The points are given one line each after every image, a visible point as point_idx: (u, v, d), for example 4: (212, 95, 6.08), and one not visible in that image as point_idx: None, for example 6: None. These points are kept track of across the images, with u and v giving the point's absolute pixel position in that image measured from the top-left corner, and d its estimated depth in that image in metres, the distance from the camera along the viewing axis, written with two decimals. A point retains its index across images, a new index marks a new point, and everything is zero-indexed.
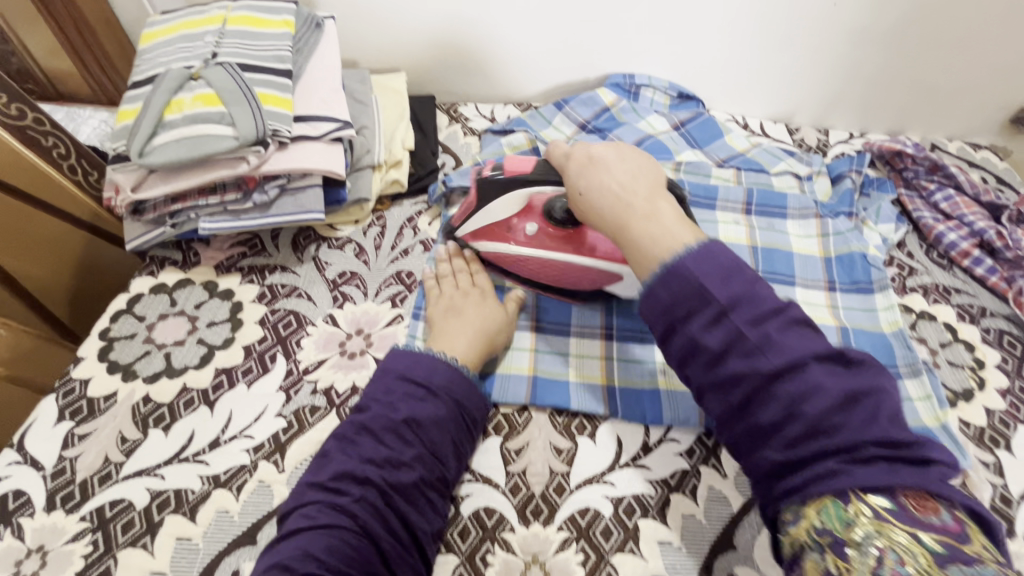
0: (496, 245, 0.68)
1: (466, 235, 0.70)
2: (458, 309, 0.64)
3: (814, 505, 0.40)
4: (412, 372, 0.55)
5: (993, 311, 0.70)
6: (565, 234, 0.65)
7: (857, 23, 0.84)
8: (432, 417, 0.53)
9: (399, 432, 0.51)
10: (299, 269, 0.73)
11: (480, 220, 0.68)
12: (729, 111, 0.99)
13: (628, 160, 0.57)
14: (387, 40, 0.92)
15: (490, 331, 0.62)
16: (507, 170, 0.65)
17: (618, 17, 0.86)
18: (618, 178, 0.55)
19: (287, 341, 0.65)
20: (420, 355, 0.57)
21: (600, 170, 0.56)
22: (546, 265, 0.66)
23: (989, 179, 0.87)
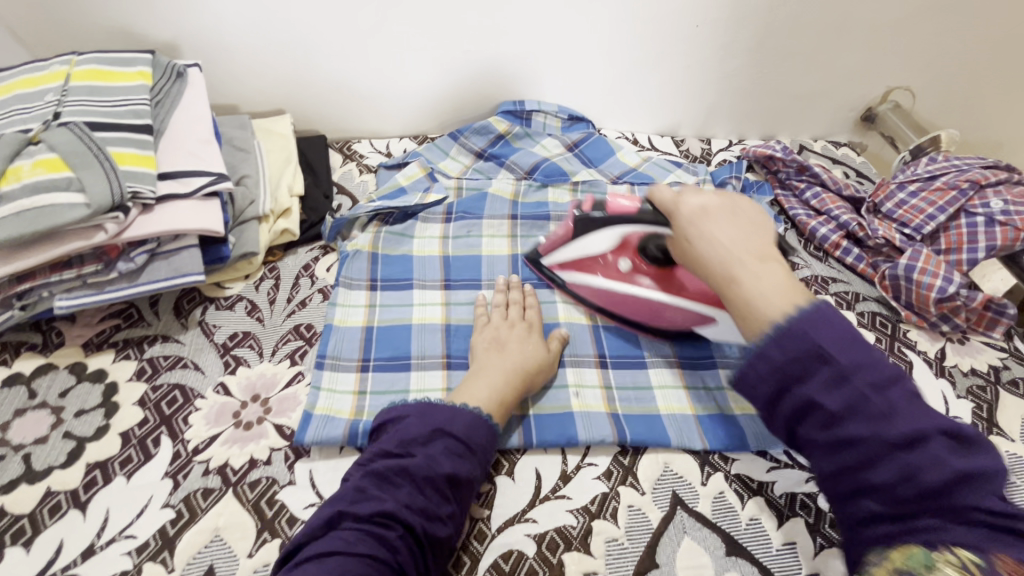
0: (582, 276, 0.72)
1: (555, 263, 0.74)
2: (517, 344, 0.64)
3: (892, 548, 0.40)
4: (450, 425, 0.54)
5: (865, 296, 0.77)
6: (660, 271, 0.67)
7: (719, 42, 0.91)
8: (468, 476, 0.52)
9: (437, 487, 0.50)
10: (183, 337, 0.67)
11: (574, 248, 0.72)
12: (619, 127, 1.03)
13: (744, 216, 0.54)
14: (267, 82, 0.88)
15: (524, 369, 0.61)
16: (608, 209, 0.71)
17: (498, 47, 0.88)
18: (727, 234, 0.52)
19: (172, 419, 0.59)
20: (456, 409, 0.55)
21: (713, 221, 0.54)
22: (626, 300, 0.69)
23: (851, 174, 0.96)
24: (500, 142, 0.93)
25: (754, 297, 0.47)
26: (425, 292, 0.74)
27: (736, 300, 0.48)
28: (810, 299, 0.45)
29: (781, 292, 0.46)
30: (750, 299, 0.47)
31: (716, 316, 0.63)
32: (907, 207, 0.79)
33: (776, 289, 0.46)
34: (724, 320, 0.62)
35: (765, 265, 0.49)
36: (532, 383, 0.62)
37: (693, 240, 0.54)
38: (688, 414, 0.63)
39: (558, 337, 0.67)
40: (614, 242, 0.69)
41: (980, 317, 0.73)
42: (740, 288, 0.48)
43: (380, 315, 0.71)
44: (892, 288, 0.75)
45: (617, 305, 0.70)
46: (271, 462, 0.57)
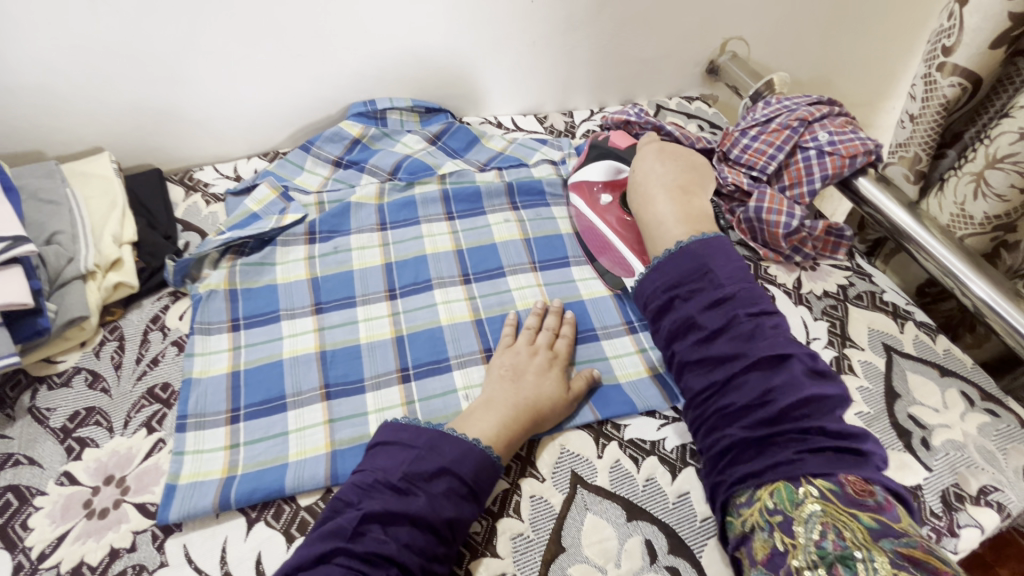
0: (580, 202, 0.81)
1: (574, 183, 0.83)
2: (535, 379, 0.61)
3: (766, 488, 0.48)
4: (460, 466, 0.52)
5: None
6: (628, 222, 0.76)
7: (558, 15, 0.91)
8: (470, 518, 0.51)
9: (438, 529, 0.48)
10: (11, 430, 0.58)
11: (583, 172, 0.82)
12: (482, 113, 1.02)
13: (670, 160, 0.73)
14: (73, 120, 0.77)
15: (535, 407, 0.58)
16: (617, 141, 0.82)
17: (334, 46, 0.83)
18: (664, 213, 0.68)
19: (8, 528, 0.52)
20: (470, 447, 0.53)
21: (647, 183, 0.72)
22: (603, 242, 0.76)
23: (705, 126, 1.01)
24: (357, 146, 0.88)
25: (660, 219, 0.68)
26: (294, 322, 0.69)
27: (657, 215, 0.68)
28: (711, 232, 0.65)
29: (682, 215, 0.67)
30: (655, 207, 0.69)
31: (637, 270, 0.72)
32: (751, 150, 0.84)
33: (696, 227, 0.66)
34: (645, 272, 0.71)
35: (678, 228, 0.66)
36: (543, 421, 0.59)
37: (654, 205, 0.69)
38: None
39: (584, 376, 0.62)
40: (612, 174, 0.79)
41: (826, 243, 0.79)
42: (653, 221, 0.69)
43: (246, 356, 0.65)
44: (748, 229, 0.80)
45: (586, 231, 0.79)
46: (137, 547, 0.51)
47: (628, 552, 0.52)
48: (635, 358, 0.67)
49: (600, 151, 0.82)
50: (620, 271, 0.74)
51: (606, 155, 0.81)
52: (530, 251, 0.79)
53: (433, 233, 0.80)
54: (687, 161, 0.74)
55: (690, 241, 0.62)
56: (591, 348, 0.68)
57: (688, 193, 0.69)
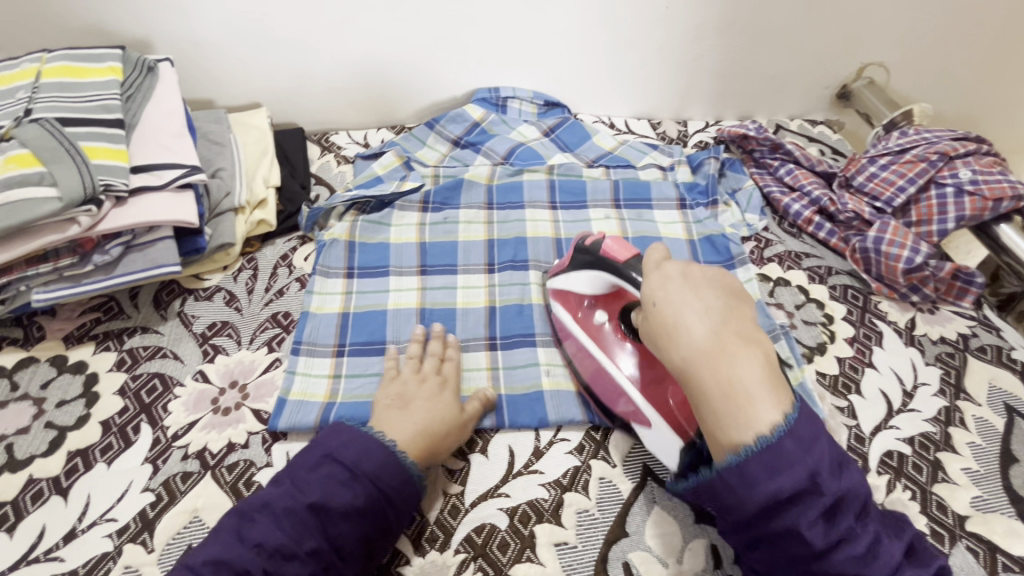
0: (564, 314, 0.66)
1: (554, 293, 0.67)
2: (418, 400, 0.58)
3: (799, 568, 0.42)
4: (340, 452, 0.51)
5: (837, 270, 0.78)
6: (634, 343, 0.60)
7: (691, 22, 0.91)
8: (345, 508, 0.48)
9: (303, 517, 0.47)
10: (163, 328, 0.68)
11: (563, 280, 0.65)
12: (597, 112, 1.04)
13: (703, 279, 0.49)
14: (244, 78, 0.89)
15: (433, 430, 0.55)
16: (612, 253, 0.58)
17: (475, 35, 0.88)
18: (698, 338, 0.45)
19: (152, 407, 0.61)
20: (355, 434, 0.52)
21: (670, 301, 0.47)
22: (602, 373, 0.60)
23: (826, 151, 0.97)
24: (476, 129, 0.93)
25: (666, 323, 0.47)
26: (400, 279, 0.75)
27: (672, 314, 0.47)
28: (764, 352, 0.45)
29: (713, 318, 0.46)
30: (682, 296, 0.47)
31: (653, 422, 0.54)
32: (878, 180, 0.79)
33: (750, 382, 0.42)
34: (664, 430, 0.53)
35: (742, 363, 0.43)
36: (444, 445, 0.56)
37: (658, 303, 0.48)
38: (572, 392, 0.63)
39: (478, 397, 0.60)
40: (600, 289, 0.62)
41: (950, 287, 0.74)
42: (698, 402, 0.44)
43: (356, 301, 0.72)
44: (863, 261, 0.76)
45: (579, 359, 0.63)
46: (249, 445, 0.58)
47: (691, 551, 0.52)
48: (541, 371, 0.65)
49: (587, 258, 0.61)
50: (625, 410, 0.58)
51: (596, 268, 0.60)
52: None
53: (536, 218, 0.84)
54: (728, 303, 0.47)
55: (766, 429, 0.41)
56: None
57: (731, 325, 0.46)
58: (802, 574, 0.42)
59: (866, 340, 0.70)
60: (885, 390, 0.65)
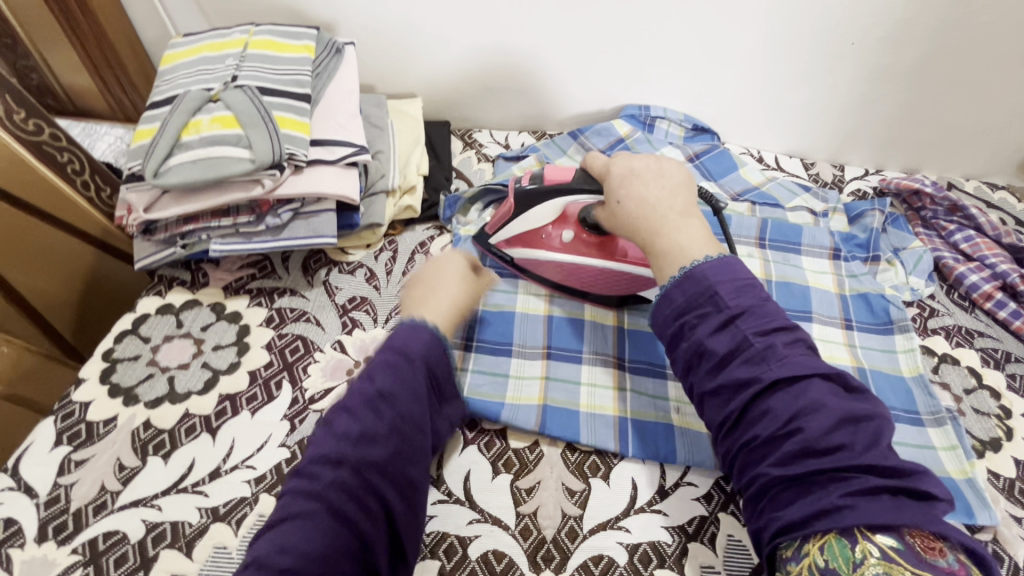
0: (530, 252, 0.70)
1: (500, 243, 0.71)
2: (445, 263, 0.63)
3: (816, 541, 0.40)
4: (401, 346, 0.51)
5: (1018, 357, 0.69)
6: (599, 240, 0.68)
7: (878, 61, 0.84)
8: (410, 393, 0.49)
9: (374, 405, 0.47)
10: (309, 293, 0.71)
11: (517, 224, 0.68)
12: (744, 144, 0.99)
13: (665, 177, 0.59)
14: (406, 69, 0.92)
15: (462, 307, 0.60)
16: (547, 178, 0.64)
17: (638, 52, 0.86)
18: (656, 194, 0.57)
19: (294, 367, 0.64)
20: (413, 326, 0.53)
21: (639, 183, 0.58)
22: (584, 271, 0.68)
23: (1009, 221, 0.86)
24: (620, 145, 0.91)
25: (634, 218, 0.57)
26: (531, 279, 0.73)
27: (649, 217, 0.56)
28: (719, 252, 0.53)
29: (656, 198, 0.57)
30: (640, 188, 0.58)
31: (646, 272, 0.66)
32: None
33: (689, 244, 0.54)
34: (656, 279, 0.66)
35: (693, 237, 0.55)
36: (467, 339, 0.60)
37: (623, 200, 0.58)
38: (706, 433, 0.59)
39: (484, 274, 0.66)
40: (555, 214, 0.67)
41: None
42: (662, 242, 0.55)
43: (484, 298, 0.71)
44: None
45: (550, 274, 0.70)
46: None
47: None
48: (610, 394, 0.62)
49: (537, 195, 0.64)
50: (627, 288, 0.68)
51: (537, 200, 0.65)
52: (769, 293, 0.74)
53: None
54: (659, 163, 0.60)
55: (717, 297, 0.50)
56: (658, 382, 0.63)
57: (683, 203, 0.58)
58: (810, 518, 0.40)
59: None
60: None
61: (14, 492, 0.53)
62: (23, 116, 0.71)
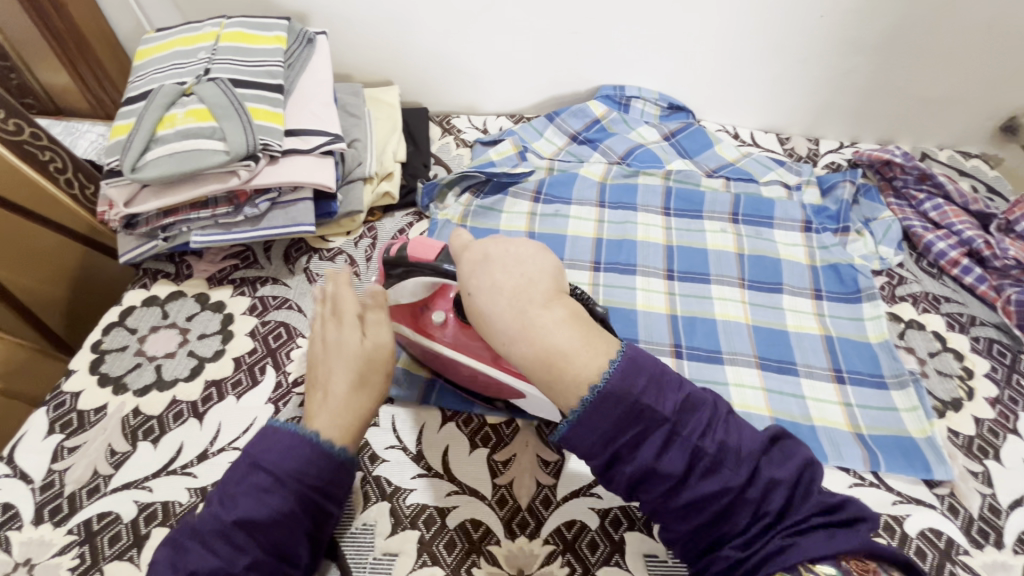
0: (411, 332, 0.60)
1: (387, 308, 0.61)
2: (336, 373, 0.51)
3: None
4: (265, 460, 0.45)
5: (982, 320, 0.70)
6: (474, 326, 0.56)
7: (846, 33, 0.84)
8: (271, 516, 0.44)
9: (228, 533, 0.43)
10: (290, 281, 0.73)
11: (391, 294, 0.59)
12: (720, 121, 1.00)
13: (525, 262, 0.48)
14: (381, 55, 0.93)
15: (371, 403, 0.51)
16: (411, 255, 0.54)
17: (608, 32, 0.87)
18: (509, 279, 0.47)
19: (277, 352, 0.66)
20: (281, 436, 0.46)
21: (493, 268, 0.48)
22: (468, 371, 0.58)
23: (980, 188, 0.87)
24: (596, 126, 0.92)
25: (492, 313, 0.47)
26: (515, 201, 0.83)
27: (505, 314, 0.46)
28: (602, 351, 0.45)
29: (512, 288, 0.47)
30: (493, 277, 0.48)
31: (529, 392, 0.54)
32: None
33: (563, 347, 0.44)
34: (532, 396, 0.54)
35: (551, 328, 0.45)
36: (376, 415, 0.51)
37: (474, 291, 0.48)
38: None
39: (417, 345, 0.54)
40: (427, 291, 0.57)
41: None
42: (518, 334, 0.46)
43: (473, 215, 0.81)
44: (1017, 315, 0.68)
45: (433, 358, 0.60)
46: None
47: None
48: None
49: (402, 268, 0.55)
50: (510, 394, 0.57)
51: (402, 271, 0.55)
52: (741, 268, 0.76)
53: (648, 223, 0.81)
54: (533, 256, 0.49)
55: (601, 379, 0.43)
56: None
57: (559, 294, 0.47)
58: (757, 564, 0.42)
59: (1011, 404, 0.63)
60: None
61: (10, 478, 0.55)
62: (3, 117, 0.72)
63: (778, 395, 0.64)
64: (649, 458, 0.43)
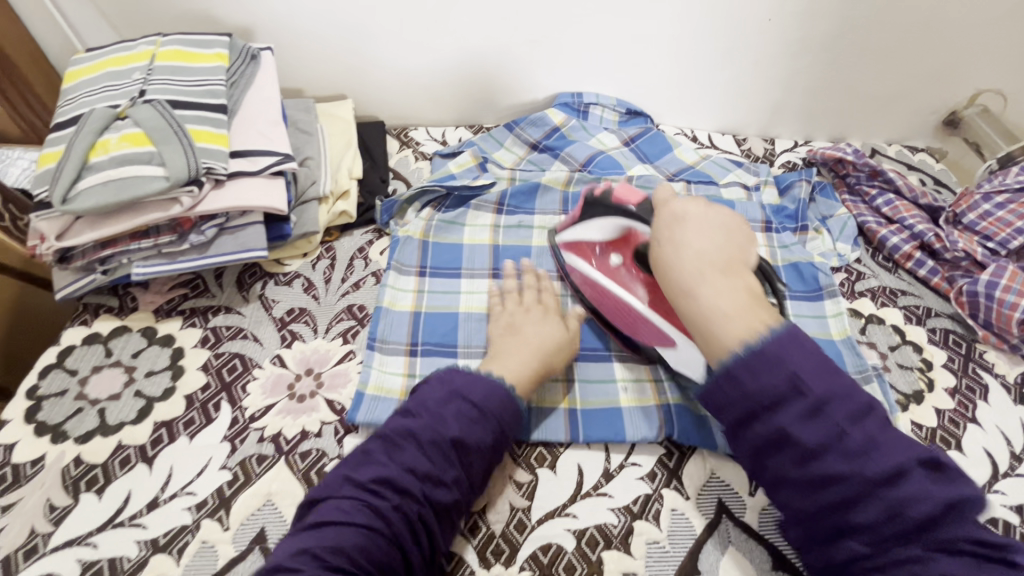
0: (586, 273, 0.67)
1: (562, 243, 0.70)
2: (545, 336, 0.62)
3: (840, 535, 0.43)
4: (469, 391, 0.53)
5: (938, 312, 0.72)
6: (648, 279, 0.62)
7: (794, 35, 0.86)
8: (478, 442, 0.51)
9: (446, 450, 0.50)
10: (245, 309, 0.69)
11: (577, 229, 0.67)
12: (678, 124, 1.00)
13: (715, 225, 0.55)
14: (332, 69, 0.90)
15: (550, 358, 0.60)
16: (616, 196, 0.63)
17: (562, 40, 0.87)
18: (698, 246, 0.53)
19: (232, 386, 0.62)
20: (474, 376, 0.54)
21: (683, 227, 0.54)
22: (619, 307, 0.63)
23: (928, 181, 0.90)
24: (556, 134, 0.92)
25: (673, 265, 0.53)
26: (478, 214, 0.81)
27: (682, 272, 0.52)
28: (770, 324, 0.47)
29: (703, 252, 0.52)
30: (679, 234, 0.54)
31: (679, 342, 0.57)
32: (992, 219, 0.74)
33: (731, 308, 0.49)
34: (687, 346, 0.57)
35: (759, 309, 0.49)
36: (552, 369, 0.60)
37: (662, 242, 0.55)
38: (654, 406, 0.61)
39: (576, 314, 0.66)
40: (614, 233, 0.64)
41: None
42: (691, 290, 0.51)
43: (434, 230, 0.79)
44: (970, 305, 0.70)
45: (598, 298, 0.66)
46: (322, 434, 0.59)
47: None
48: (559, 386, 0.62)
49: (598, 208, 0.64)
50: (655, 339, 0.61)
51: (594, 209, 0.64)
52: None
53: None
54: (728, 231, 0.55)
55: (754, 340, 0.46)
56: (605, 367, 0.64)
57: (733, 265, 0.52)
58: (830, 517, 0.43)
59: (969, 393, 0.64)
60: (990, 450, 0.60)
61: None
62: None
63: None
64: (786, 421, 0.44)
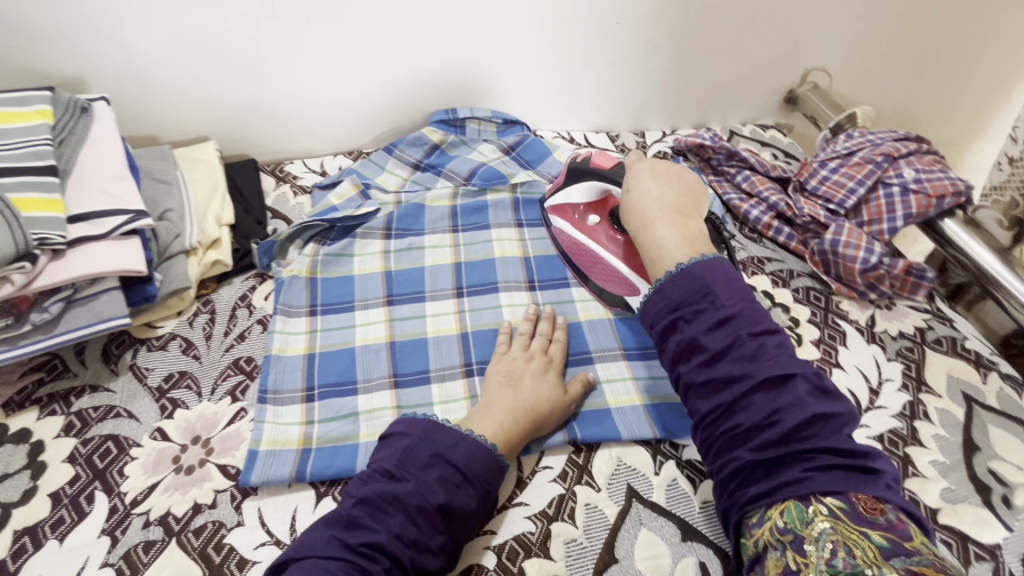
0: (568, 228, 0.77)
1: (550, 206, 0.79)
2: (536, 393, 0.60)
3: (777, 507, 0.43)
4: (451, 453, 0.52)
5: (799, 272, 0.80)
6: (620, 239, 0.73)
7: (643, 36, 0.92)
8: (464, 507, 0.50)
9: (424, 515, 0.48)
10: (114, 385, 0.63)
11: (560, 196, 0.77)
12: (556, 128, 1.04)
13: (669, 175, 0.63)
14: (187, 113, 0.85)
15: (538, 412, 0.59)
16: (595, 162, 0.71)
17: (426, 59, 0.87)
18: (653, 194, 0.62)
19: (107, 473, 0.56)
20: (462, 437, 0.53)
21: (641, 189, 0.63)
22: (608, 270, 0.73)
23: (779, 155, 1.00)
24: (436, 152, 0.92)
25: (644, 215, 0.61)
26: (365, 242, 0.79)
27: (641, 212, 0.61)
28: (712, 257, 0.55)
29: (659, 198, 0.61)
30: (642, 187, 0.63)
31: (645, 293, 0.69)
32: (830, 183, 0.82)
33: (686, 238, 0.57)
34: None
35: (685, 222, 0.59)
36: (541, 427, 0.59)
37: (629, 190, 0.64)
38: (637, 406, 0.63)
39: (580, 381, 0.63)
40: (594, 196, 0.74)
41: (904, 282, 0.77)
42: (632, 198, 0.63)
43: (322, 265, 0.76)
44: (822, 262, 0.79)
45: (582, 259, 0.76)
46: (216, 505, 0.55)
47: (681, 571, 0.52)
48: (462, 405, 0.63)
49: (582, 174, 0.72)
50: (628, 293, 0.71)
51: (583, 176, 0.72)
52: None
53: (502, 237, 0.82)
54: (682, 172, 0.64)
55: (690, 259, 0.55)
56: None
57: (682, 209, 0.61)
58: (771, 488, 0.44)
59: (831, 340, 0.72)
60: (853, 389, 0.67)
61: None
62: None
63: (648, 380, 0.66)
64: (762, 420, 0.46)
